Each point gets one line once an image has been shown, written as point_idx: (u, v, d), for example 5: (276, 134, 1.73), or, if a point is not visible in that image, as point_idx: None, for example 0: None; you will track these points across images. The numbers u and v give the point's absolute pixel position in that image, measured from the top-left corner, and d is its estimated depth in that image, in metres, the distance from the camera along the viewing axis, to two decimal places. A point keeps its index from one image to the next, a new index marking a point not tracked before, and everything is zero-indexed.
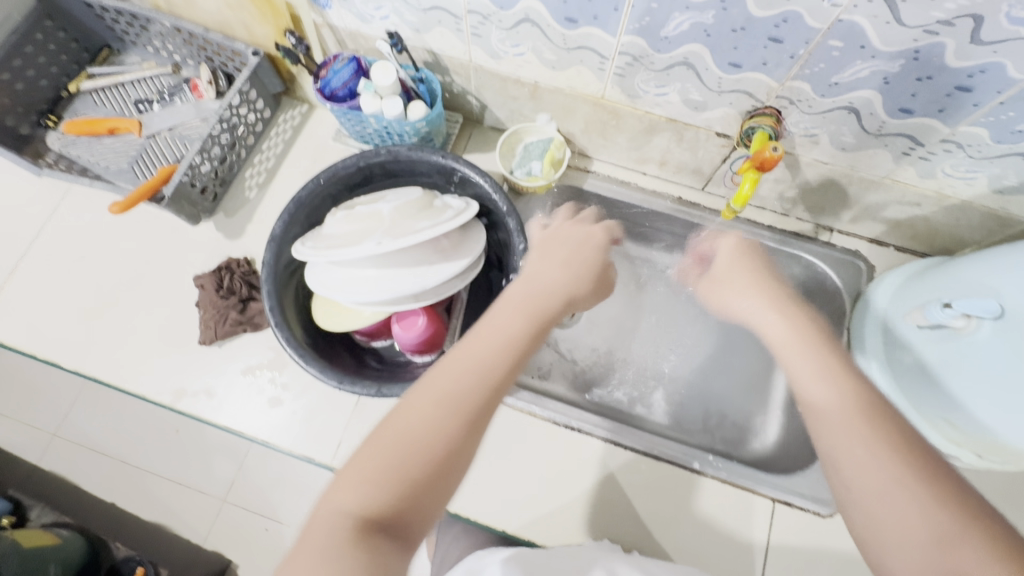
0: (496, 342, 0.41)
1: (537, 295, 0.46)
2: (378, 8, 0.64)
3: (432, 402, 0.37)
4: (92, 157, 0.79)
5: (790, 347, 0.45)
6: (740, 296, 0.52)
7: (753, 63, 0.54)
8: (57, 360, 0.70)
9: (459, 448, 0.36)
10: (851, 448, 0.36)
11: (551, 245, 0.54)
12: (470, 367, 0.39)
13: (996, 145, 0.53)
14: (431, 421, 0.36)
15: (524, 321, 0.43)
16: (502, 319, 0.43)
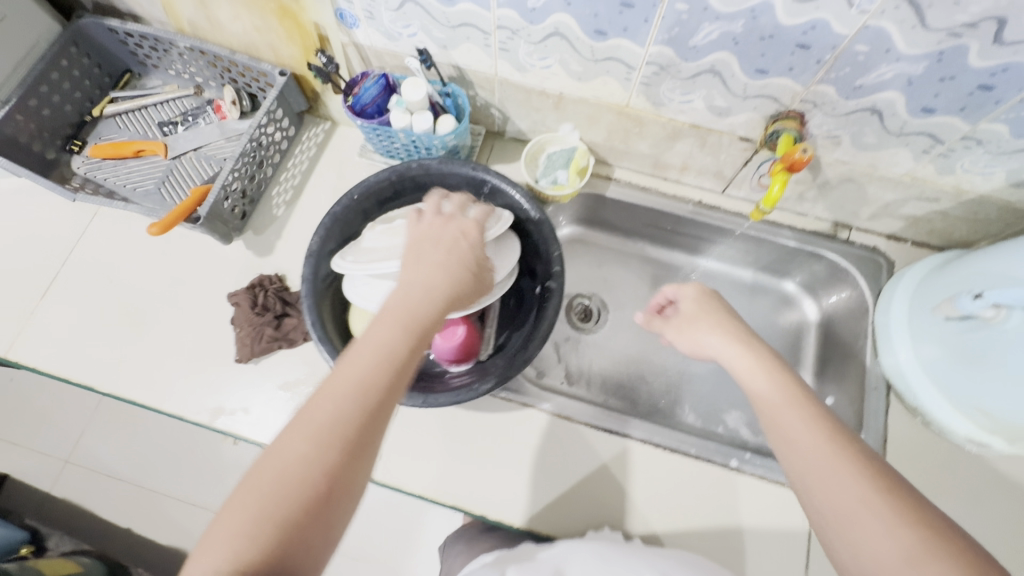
0: (367, 367, 0.40)
1: (414, 308, 0.45)
2: (407, 27, 0.66)
3: (302, 437, 0.36)
4: (118, 179, 0.80)
5: (752, 375, 0.50)
6: (696, 329, 0.58)
7: (779, 69, 0.56)
8: (91, 383, 0.70)
9: (333, 478, 0.36)
10: (813, 463, 0.40)
11: (424, 241, 0.53)
12: (339, 398, 0.38)
13: (1015, 140, 0.55)
14: (302, 456, 0.35)
15: (398, 337, 0.42)
16: (375, 339, 0.42)
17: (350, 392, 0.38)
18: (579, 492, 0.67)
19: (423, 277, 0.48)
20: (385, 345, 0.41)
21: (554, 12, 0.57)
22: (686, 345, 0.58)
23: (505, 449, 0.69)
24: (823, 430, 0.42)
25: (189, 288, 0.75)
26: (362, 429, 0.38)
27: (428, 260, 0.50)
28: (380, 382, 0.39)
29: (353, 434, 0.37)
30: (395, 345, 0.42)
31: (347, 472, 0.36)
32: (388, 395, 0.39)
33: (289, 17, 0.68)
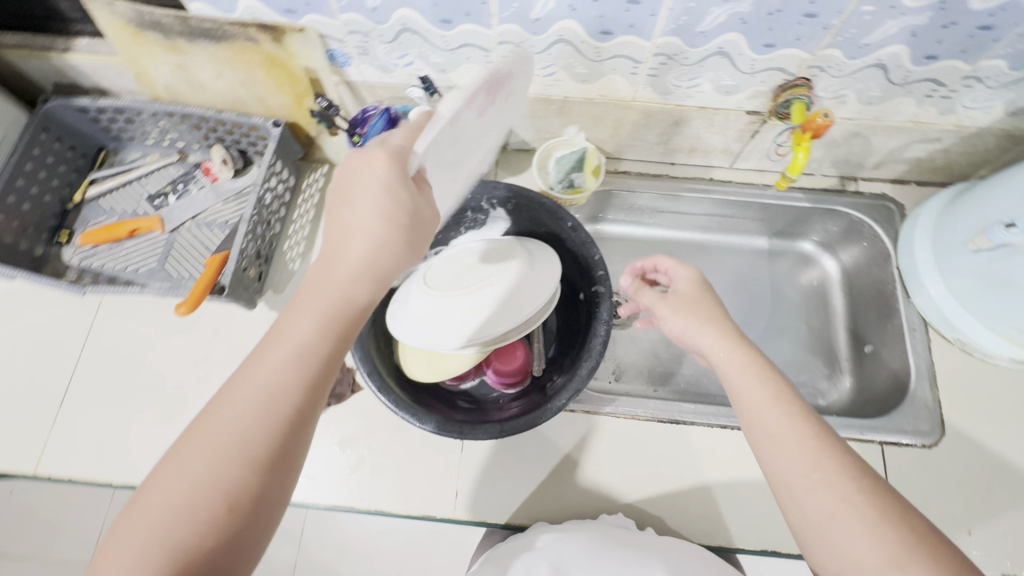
0: (278, 365, 0.35)
1: (330, 285, 0.39)
2: (403, 56, 0.65)
3: (212, 443, 0.33)
4: (117, 263, 0.76)
5: (739, 377, 0.46)
6: (687, 317, 0.52)
7: (787, 40, 0.57)
8: (137, 482, 0.66)
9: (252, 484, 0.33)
10: (794, 472, 0.40)
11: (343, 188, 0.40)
12: (252, 397, 0.34)
13: (1012, 72, 0.58)
14: (208, 461, 0.33)
15: (313, 325, 0.37)
16: (289, 328, 0.37)
17: (260, 392, 0.35)
18: (660, 487, 0.67)
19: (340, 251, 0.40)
20: (299, 334, 0.36)
21: (558, 20, 0.57)
22: (678, 328, 0.52)
23: (579, 460, 0.68)
24: (797, 438, 0.41)
25: (219, 361, 0.71)
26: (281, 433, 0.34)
27: (350, 212, 0.40)
28: (293, 378, 0.35)
29: (266, 437, 0.34)
30: (308, 332, 0.37)
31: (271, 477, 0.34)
32: (304, 390, 0.36)
33: (278, 66, 0.66)
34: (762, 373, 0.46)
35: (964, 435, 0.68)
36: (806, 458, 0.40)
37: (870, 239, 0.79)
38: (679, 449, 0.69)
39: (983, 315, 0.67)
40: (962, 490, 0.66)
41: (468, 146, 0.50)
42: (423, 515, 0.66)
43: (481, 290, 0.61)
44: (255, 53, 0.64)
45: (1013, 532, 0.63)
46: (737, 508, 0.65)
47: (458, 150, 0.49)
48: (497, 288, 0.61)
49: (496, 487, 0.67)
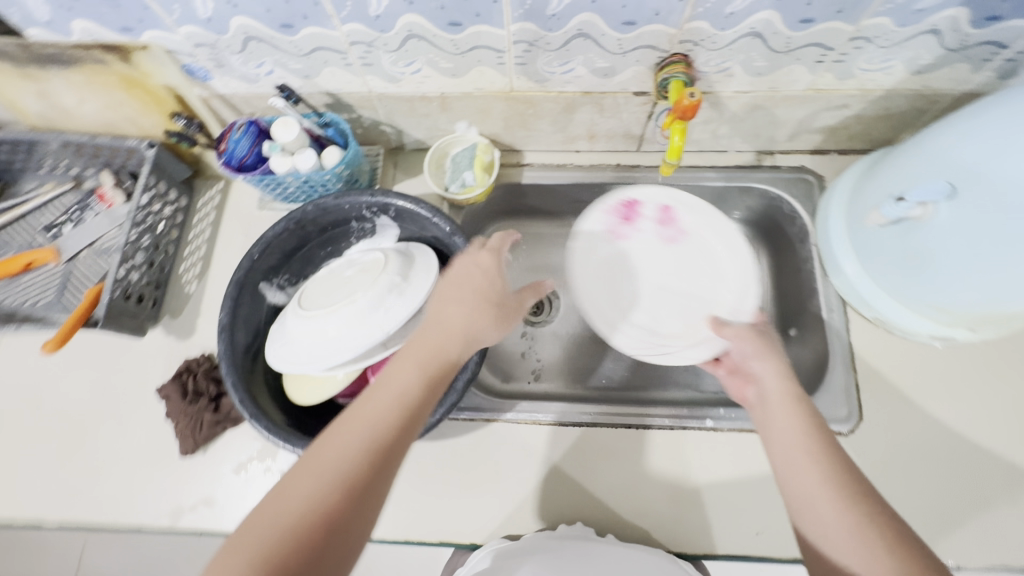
0: (378, 416, 0.42)
1: (430, 344, 0.47)
2: (261, 65, 0.62)
3: (313, 481, 0.38)
4: (16, 299, 0.74)
5: (781, 405, 0.49)
6: (753, 348, 0.55)
7: (646, 16, 0.52)
8: (38, 519, 0.65)
9: (338, 527, 0.37)
10: (822, 500, 0.41)
11: (458, 281, 0.53)
12: (354, 439, 0.40)
13: (901, 29, 0.53)
14: (307, 493, 0.37)
15: (414, 376, 0.45)
16: (395, 380, 0.45)
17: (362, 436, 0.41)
18: (569, 491, 0.65)
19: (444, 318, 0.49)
20: (404, 387, 0.44)
21: (400, 14, 0.53)
22: (747, 350, 0.55)
23: (482, 471, 0.67)
24: (844, 482, 0.41)
25: (118, 392, 0.70)
26: (372, 483, 0.39)
27: (452, 292, 0.52)
28: (390, 429, 0.41)
29: (354, 485, 0.38)
30: (409, 390, 0.44)
31: (354, 521, 0.37)
32: (396, 447, 0.41)
33: (137, 86, 0.63)
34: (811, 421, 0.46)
35: (883, 419, 0.65)
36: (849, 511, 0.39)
37: (788, 216, 0.75)
38: (587, 452, 0.67)
39: (896, 295, 0.63)
40: (879, 478, 0.63)
41: (635, 262, 0.73)
42: None
43: (345, 307, 0.58)
44: (109, 75, 0.62)
45: (930, 519, 0.60)
46: (645, 509, 0.64)
47: (626, 261, 0.73)
48: (396, 308, 0.58)
49: (401, 501, 0.66)
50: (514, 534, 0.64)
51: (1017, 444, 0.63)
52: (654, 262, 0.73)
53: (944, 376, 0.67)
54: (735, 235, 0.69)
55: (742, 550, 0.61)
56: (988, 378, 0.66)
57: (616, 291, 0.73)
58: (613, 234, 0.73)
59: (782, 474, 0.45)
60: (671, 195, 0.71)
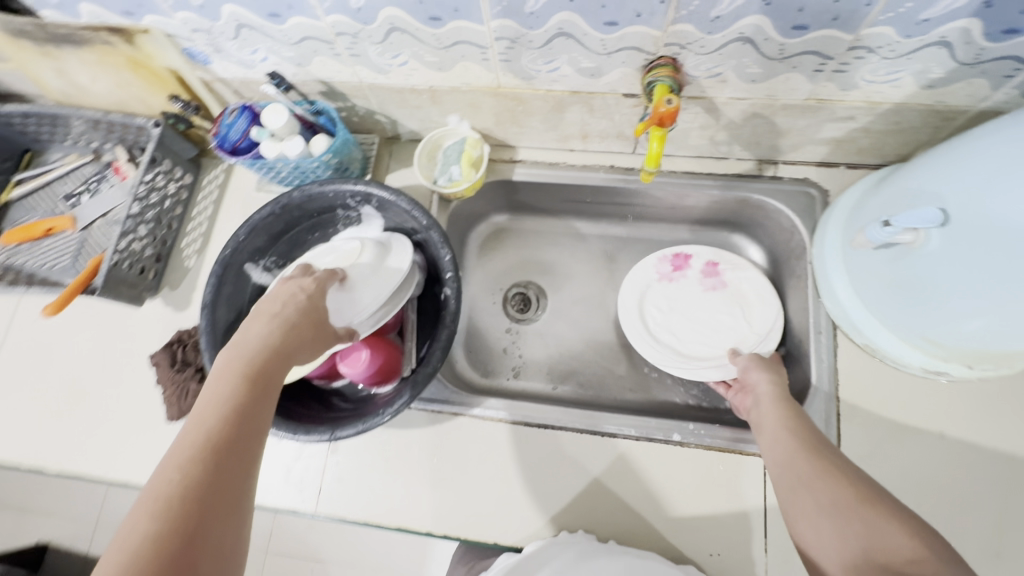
0: (204, 434, 0.37)
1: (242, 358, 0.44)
2: (255, 52, 0.63)
3: (141, 520, 0.32)
4: (35, 261, 0.80)
5: (768, 402, 0.55)
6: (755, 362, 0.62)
7: (628, 17, 0.51)
8: (38, 466, 0.71)
9: (195, 546, 0.33)
10: (795, 460, 0.46)
11: (267, 301, 0.52)
12: (177, 465, 0.35)
13: (906, 40, 0.49)
14: (142, 533, 0.32)
15: (234, 387, 0.41)
16: (209, 398, 0.40)
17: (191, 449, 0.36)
18: (531, 492, 0.65)
19: (254, 332, 0.47)
20: (225, 398, 0.40)
21: (381, 7, 0.53)
22: (750, 365, 0.63)
23: (446, 465, 0.67)
24: (817, 447, 0.47)
25: (119, 356, 0.75)
26: (222, 492, 0.35)
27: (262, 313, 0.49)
28: (224, 441, 0.37)
29: (195, 505, 0.34)
30: (232, 399, 0.40)
31: (212, 537, 0.34)
32: (238, 453, 0.38)
33: (142, 67, 0.66)
34: (791, 410, 0.53)
35: (863, 452, 0.62)
36: (821, 464, 0.45)
37: (787, 230, 0.72)
38: (551, 455, 0.67)
39: (888, 323, 0.59)
40: None
41: (676, 301, 0.79)
42: (291, 510, 0.67)
43: None
44: (117, 56, 0.65)
45: None
46: (601, 516, 0.64)
47: (672, 301, 0.79)
48: (352, 311, 0.59)
49: (365, 485, 0.67)
50: (480, 530, 0.64)
51: (1008, 492, 0.58)
52: (698, 307, 0.78)
53: (938, 413, 0.62)
54: (772, 293, 0.75)
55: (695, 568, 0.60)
56: (988, 419, 0.61)
57: (653, 319, 0.78)
58: (664, 279, 0.80)
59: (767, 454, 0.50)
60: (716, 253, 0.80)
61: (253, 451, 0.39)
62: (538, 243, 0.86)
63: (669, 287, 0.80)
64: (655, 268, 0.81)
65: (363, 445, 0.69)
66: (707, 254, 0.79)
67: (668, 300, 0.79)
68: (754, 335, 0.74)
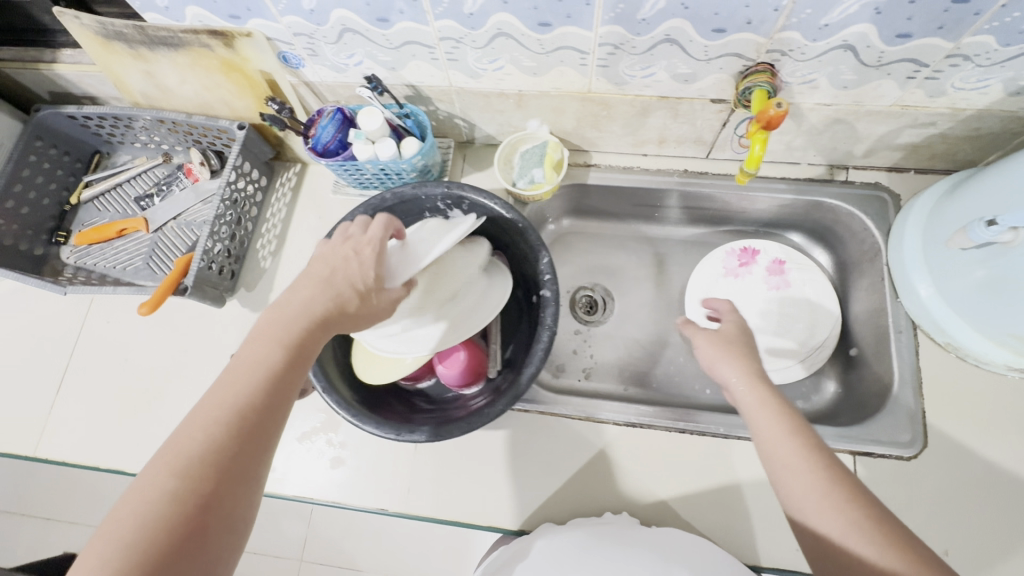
0: (235, 401, 0.37)
1: (289, 320, 0.42)
2: (351, 56, 0.64)
3: (161, 475, 0.33)
4: (107, 262, 0.80)
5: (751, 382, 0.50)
6: (718, 350, 0.54)
7: (737, 25, 0.52)
8: (122, 467, 0.71)
9: (208, 508, 0.34)
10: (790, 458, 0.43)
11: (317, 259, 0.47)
12: (203, 427, 0.36)
13: (1005, 49, 0.52)
14: (162, 489, 0.33)
15: (274, 352, 0.40)
16: (252, 359, 0.40)
17: (218, 415, 0.36)
18: (626, 487, 0.67)
19: (300, 290, 0.44)
20: (265, 364, 0.39)
21: (493, 12, 0.55)
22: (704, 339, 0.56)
23: (536, 463, 0.69)
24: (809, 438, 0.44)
25: (198, 357, 0.75)
26: (241, 462, 0.36)
27: (317, 261, 0.47)
28: (250, 412, 0.37)
29: (211, 475, 0.34)
30: (272, 366, 0.40)
31: (225, 504, 0.34)
32: (262, 424, 0.37)
33: (235, 70, 0.67)
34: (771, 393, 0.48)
35: (944, 447, 0.64)
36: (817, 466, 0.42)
37: (859, 232, 0.74)
38: (643, 449, 0.68)
39: (977, 319, 0.61)
40: (935, 507, 0.62)
41: (742, 296, 0.80)
42: (378, 510, 0.69)
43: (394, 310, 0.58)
44: (211, 58, 0.66)
45: (986, 553, 0.59)
46: (693, 512, 0.65)
47: (735, 297, 0.81)
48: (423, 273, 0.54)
49: (454, 484, 0.69)
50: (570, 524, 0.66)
51: None
52: (761, 305, 0.80)
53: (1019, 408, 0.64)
54: (832, 298, 0.78)
55: (775, 562, 0.62)
56: None
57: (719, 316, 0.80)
58: (730, 274, 0.82)
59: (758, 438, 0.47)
60: (782, 251, 0.82)
61: (276, 422, 0.39)
62: (603, 245, 0.88)
63: (735, 282, 0.81)
64: (721, 263, 0.82)
65: (448, 446, 0.71)
66: (775, 252, 0.82)
67: (734, 297, 0.81)
68: (819, 338, 0.77)
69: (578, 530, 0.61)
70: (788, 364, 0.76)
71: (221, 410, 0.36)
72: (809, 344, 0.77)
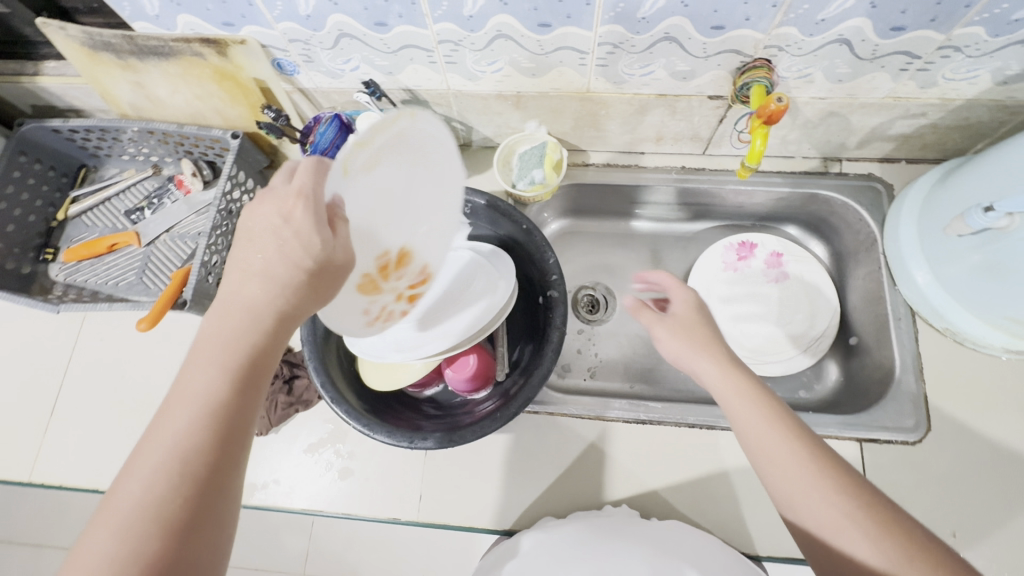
0: (176, 442, 0.33)
1: (229, 338, 0.37)
2: (348, 61, 0.64)
3: (107, 533, 0.31)
4: (99, 278, 0.78)
5: (723, 378, 0.49)
6: (682, 343, 0.52)
7: (735, 21, 0.53)
8: None
9: (167, 559, 0.31)
10: (781, 457, 0.42)
11: (247, 243, 0.39)
12: (148, 473, 0.32)
13: (993, 39, 0.53)
14: (106, 550, 0.30)
15: (216, 374, 0.35)
16: (190, 390, 0.35)
17: (161, 459, 0.33)
18: (637, 484, 0.67)
19: (238, 295, 0.38)
20: (205, 395, 0.35)
21: (492, 15, 0.55)
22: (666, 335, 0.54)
23: (546, 464, 0.69)
24: (796, 433, 0.43)
25: None
26: (194, 507, 0.32)
27: (253, 251, 0.39)
28: (194, 453, 0.33)
29: (166, 523, 0.31)
30: (214, 396, 0.35)
31: (186, 551, 0.32)
32: (213, 459, 0.34)
33: (228, 78, 0.66)
34: (751, 386, 0.47)
35: (945, 431, 0.65)
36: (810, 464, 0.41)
37: (854, 223, 0.75)
38: (653, 445, 0.69)
39: (974, 304, 0.62)
40: (939, 491, 0.63)
41: (742, 290, 0.81)
42: (390, 518, 0.68)
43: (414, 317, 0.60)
44: (204, 67, 0.65)
45: (995, 534, 0.61)
46: (705, 507, 0.65)
47: (735, 290, 0.82)
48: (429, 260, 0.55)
49: (464, 490, 0.68)
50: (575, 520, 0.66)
51: None
52: (761, 298, 0.81)
53: (1016, 390, 0.66)
54: (830, 288, 0.79)
55: (788, 553, 0.63)
56: None
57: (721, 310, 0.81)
58: (728, 268, 0.83)
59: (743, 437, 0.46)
60: (780, 244, 0.83)
61: (234, 454, 0.35)
62: (602, 244, 0.88)
63: (734, 275, 0.82)
64: (720, 258, 0.83)
65: (457, 452, 0.70)
66: (773, 244, 0.82)
67: (734, 291, 0.82)
68: (820, 328, 0.78)
69: (574, 524, 0.60)
70: (790, 354, 0.77)
71: (165, 451, 0.33)
72: (810, 334, 0.78)
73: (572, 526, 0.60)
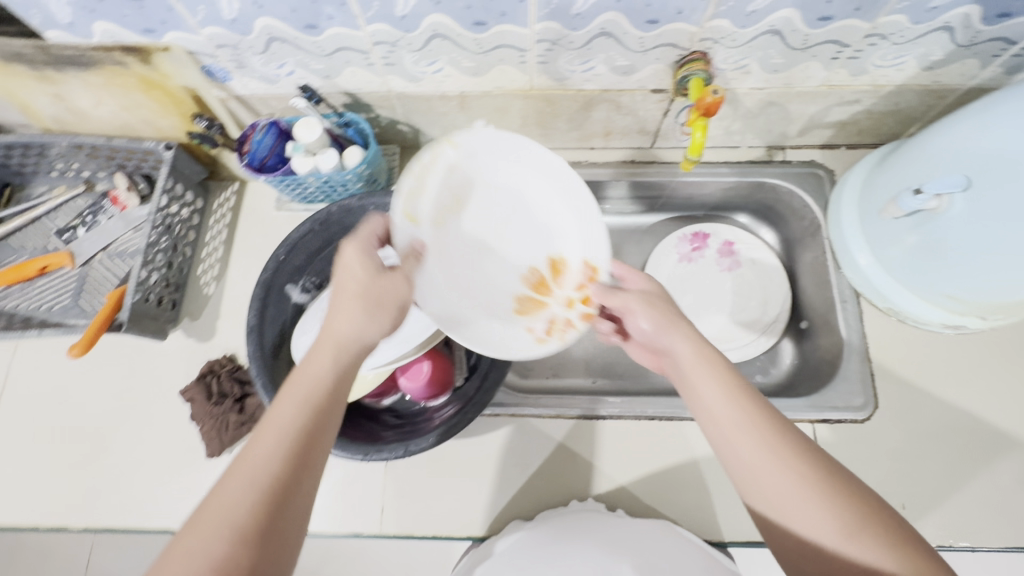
0: (264, 461, 0.36)
1: (315, 373, 0.41)
2: (282, 66, 0.61)
3: (198, 541, 0.33)
4: (30, 303, 0.74)
5: (698, 369, 0.46)
6: (660, 328, 0.50)
7: (669, 15, 0.53)
8: (62, 523, 0.65)
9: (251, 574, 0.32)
10: (757, 455, 0.41)
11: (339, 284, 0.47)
12: (241, 491, 0.35)
13: (915, 26, 0.55)
14: (192, 553, 0.32)
15: (301, 406, 0.39)
16: (275, 421, 0.38)
17: (254, 478, 0.35)
18: (602, 479, 0.67)
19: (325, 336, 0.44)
20: (288, 422, 0.38)
21: (426, 14, 0.54)
22: (647, 325, 0.51)
23: (510, 465, 0.68)
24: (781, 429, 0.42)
25: (141, 395, 0.70)
26: (267, 523, 0.34)
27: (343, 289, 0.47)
28: (276, 472, 0.36)
29: (255, 540, 0.33)
30: (296, 426, 0.38)
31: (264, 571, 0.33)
32: (295, 483, 0.36)
33: (155, 87, 0.63)
34: (730, 379, 0.45)
35: (892, 408, 0.68)
36: (796, 462, 0.40)
37: (799, 209, 0.77)
38: (615, 439, 0.69)
39: (912, 284, 0.64)
40: (888, 466, 0.65)
41: (696, 279, 0.83)
42: (353, 534, 0.66)
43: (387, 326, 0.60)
44: (128, 77, 0.61)
45: (947, 504, 0.63)
46: (669, 499, 0.66)
47: (691, 280, 0.83)
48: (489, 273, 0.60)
49: (428, 498, 0.67)
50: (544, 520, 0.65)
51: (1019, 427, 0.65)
52: (715, 286, 0.82)
53: (955, 363, 0.69)
54: (780, 274, 0.81)
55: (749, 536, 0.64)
56: (995, 367, 0.68)
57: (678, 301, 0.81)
58: (684, 259, 0.84)
59: (717, 436, 0.44)
60: (733, 232, 0.84)
61: (306, 480, 0.37)
62: None
63: (688, 266, 0.83)
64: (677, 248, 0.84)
65: (419, 461, 0.69)
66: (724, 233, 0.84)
67: (689, 281, 0.83)
68: (772, 314, 0.79)
69: (544, 525, 0.61)
70: (745, 341, 0.78)
71: (257, 471, 0.36)
72: (763, 321, 0.79)
73: (540, 528, 0.60)
